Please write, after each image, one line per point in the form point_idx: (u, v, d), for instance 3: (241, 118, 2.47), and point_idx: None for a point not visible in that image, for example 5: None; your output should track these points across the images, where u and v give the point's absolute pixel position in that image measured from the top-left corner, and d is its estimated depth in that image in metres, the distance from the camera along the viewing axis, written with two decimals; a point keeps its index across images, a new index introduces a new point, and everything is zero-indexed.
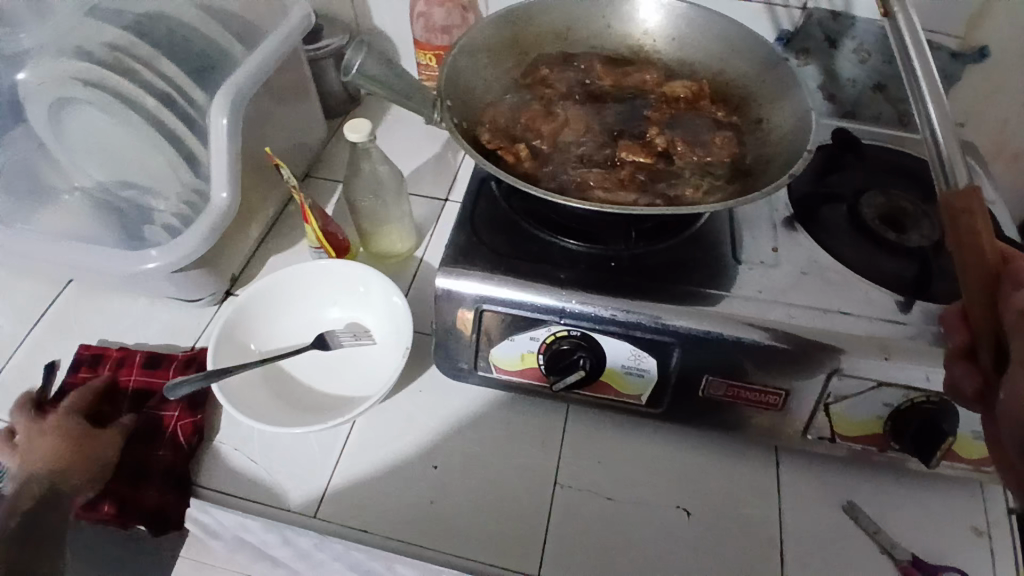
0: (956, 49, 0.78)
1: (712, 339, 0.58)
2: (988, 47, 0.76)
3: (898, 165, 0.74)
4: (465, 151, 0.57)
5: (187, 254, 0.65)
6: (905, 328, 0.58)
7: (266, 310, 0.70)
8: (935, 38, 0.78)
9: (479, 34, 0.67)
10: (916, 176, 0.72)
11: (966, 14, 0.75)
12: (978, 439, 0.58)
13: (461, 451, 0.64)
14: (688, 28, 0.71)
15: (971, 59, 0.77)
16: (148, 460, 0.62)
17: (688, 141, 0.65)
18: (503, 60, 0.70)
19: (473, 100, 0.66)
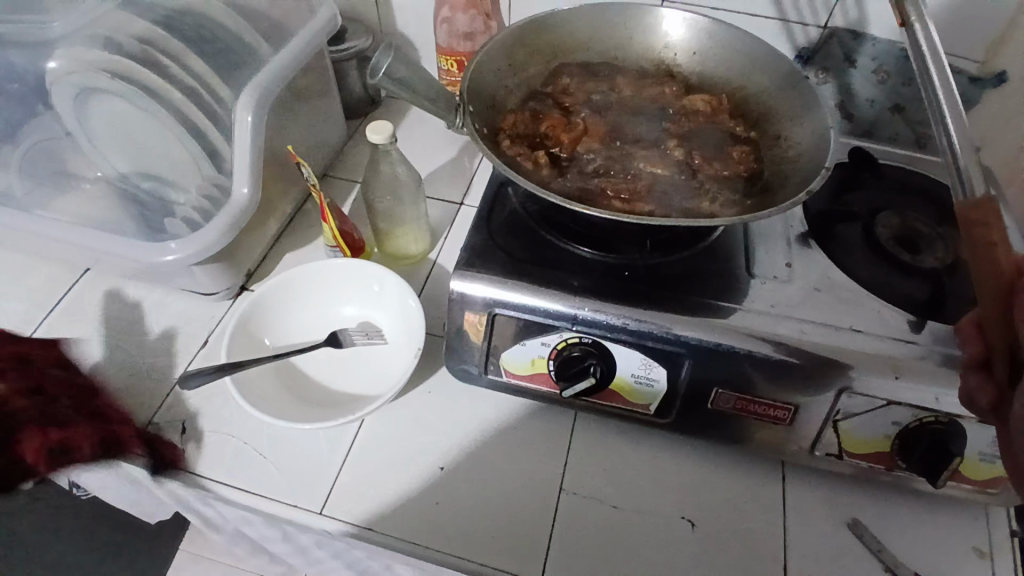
0: (974, 74, 0.79)
1: (722, 352, 0.58)
2: (1007, 72, 0.76)
3: (913, 186, 0.74)
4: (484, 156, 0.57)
5: (203, 248, 0.65)
6: (916, 347, 0.58)
7: (280, 305, 0.70)
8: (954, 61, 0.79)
9: (502, 41, 0.68)
10: (933, 197, 0.73)
11: (985, 37, 0.76)
12: (986, 462, 0.58)
13: (468, 453, 0.64)
14: (709, 43, 0.71)
15: (990, 84, 0.78)
16: (156, 442, 0.64)
17: (707, 155, 0.65)
18: (525, 67, 0.71)
19: (494, 106, 0.67)
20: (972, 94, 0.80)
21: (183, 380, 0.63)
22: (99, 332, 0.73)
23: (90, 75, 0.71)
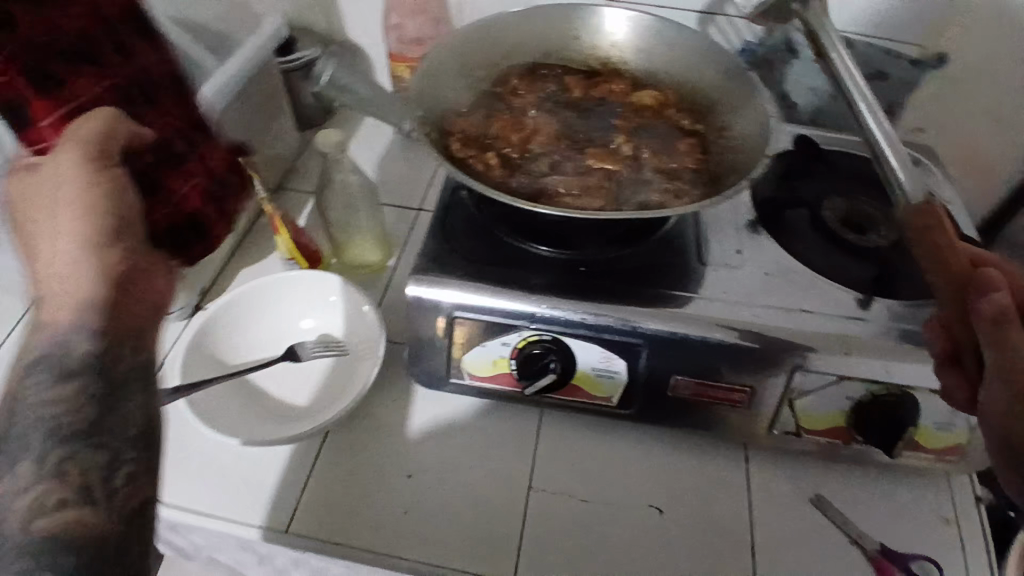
0: (915, 57, 0.79)
1: (678, 339, 0.59)
2: (946, 55, 0.78)
3: (857, 170, 0.76)
4: (434, 158, 0.58)
5: None
6: (864, 323, 0.60)
7: (235, 322, 0.69)
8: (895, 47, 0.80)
9: (450, 45, 0.68)
10: (876, 179, 0.75)
11: (926, 22, 0.77)
12: (941, 431, 0.60)
13: (436, 459, 0.64)
14: (653, 40, 0.73)
15: (931, 66, 0.79)
16: None
17: (656, 149, 0.67)
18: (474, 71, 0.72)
19: (443, 110, 0.68)
20: (914, 77, 0.80)
21: None
22: None
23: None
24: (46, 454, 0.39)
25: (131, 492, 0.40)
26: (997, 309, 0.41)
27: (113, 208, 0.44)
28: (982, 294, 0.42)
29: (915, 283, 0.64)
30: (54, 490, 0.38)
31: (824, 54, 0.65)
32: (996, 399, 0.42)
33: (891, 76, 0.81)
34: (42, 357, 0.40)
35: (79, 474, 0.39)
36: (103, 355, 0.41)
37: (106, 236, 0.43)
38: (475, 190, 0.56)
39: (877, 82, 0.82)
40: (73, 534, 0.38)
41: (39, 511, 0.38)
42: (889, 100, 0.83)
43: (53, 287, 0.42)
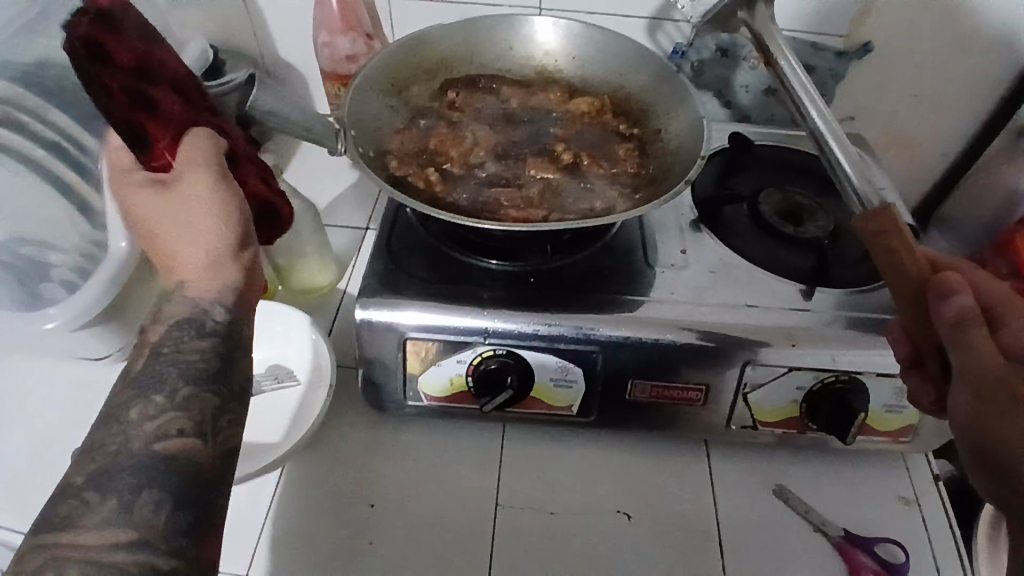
0: (841, 48, 0.82)
1: (632, 343, 0.60)
2: (871, 42, 0.80)
3: (793, 162, 0.78)
4: (370, 178, 0.56)
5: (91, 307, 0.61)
6: (809, 314, 0.62)
7: None
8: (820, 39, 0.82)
9: (379, 63, 0.67)
10: (811, 170, 0.77)
11: (848, 13, 0.79)
12: (891, 412, 0.62)
13: (399, 484, 0.63)
14: (587, 47, 0.73)
15: (857, 55, 0.81)
16: None
17: (595, 156, 0.67)
18: (408, 87, 0.71)
19: (379, 129, 0.66)
20: (841, 68, 0.83)
21: None
22: None
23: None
24: (174, 389, 0.41)
25: (239, 433, 0.42)
26: (958, 311, 0.43)
27: (241, 205, 0.46)
28: (942, 297, 0.44)
29: (852, 271, 0.66)
30: (177, 418, 0.40)
31: (772, 61, 0.66)
32: (964, 402, 0.44)
33: (819, 69, 0.83)
34: (185, 321, 0.44)
35: (201, 409, 0.41)
36: (240, 324, 0.46)
37: (243, 228, 0.46)
38: (416, 209, 0.54)
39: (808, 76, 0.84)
40: (188, 460, 0.39)
41: (160, 434, 0.39)
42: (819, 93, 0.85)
43: (200, 270, 0.45)
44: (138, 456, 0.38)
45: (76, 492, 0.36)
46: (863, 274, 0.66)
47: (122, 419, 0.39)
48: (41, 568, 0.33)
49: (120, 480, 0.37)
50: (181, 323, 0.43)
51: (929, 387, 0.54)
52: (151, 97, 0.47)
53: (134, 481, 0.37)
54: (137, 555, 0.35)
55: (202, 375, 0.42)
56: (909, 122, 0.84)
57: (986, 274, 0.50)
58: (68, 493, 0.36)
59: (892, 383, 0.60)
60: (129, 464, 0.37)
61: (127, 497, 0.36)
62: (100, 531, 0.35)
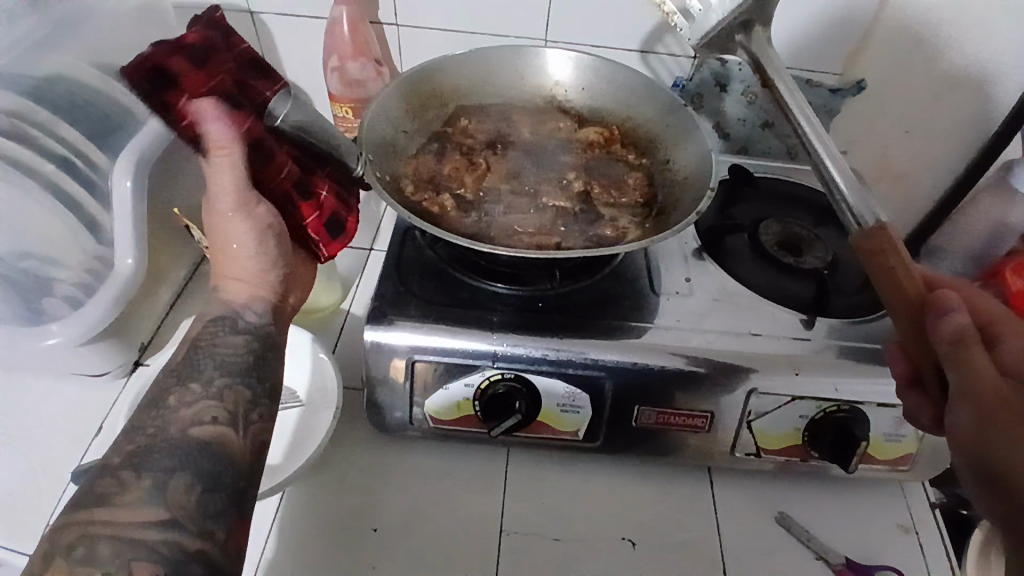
0: (836, 86, 0.86)
1: (639, 369, 0.60)
2: (865, 80, 0.85)
3: (790, 194, 0.80)
4: (387, 202, 0.57)
5: (92, 326, 0.61)
6: (810, 343, 0.63)
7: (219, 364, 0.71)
8: (816, 76, 0.88)
9: (395, 88, 0.68)
10: (808, 201, 0.80)
11: (840, 54, 0.86)
12: (891, 441, 0.63)
13: (403, 508, 0.62)
14: (597, 78, 0.75)
15: (852, 92, 0.86)
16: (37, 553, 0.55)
17: (605, 185, 0.69)
18: (422, 111, 0.72)
19: (394, 154, 0.67)
20: (836, 104, 0.87)
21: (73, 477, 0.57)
22: None
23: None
24: (210, 380, 0.48)
25: (264, 427, 0.48)
26: (957, 330, 0.43)
27: (268, 215, 0.54)
28: (940, 317, 0.45)
29: (851, 302, 0.68)
30: (211, 408, 0.46)
31: (768, 84, 0.66)
32: (961, 423, 0.43)
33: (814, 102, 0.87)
34: (220, 320, 0.51)
35: (232, 400, 0.47)
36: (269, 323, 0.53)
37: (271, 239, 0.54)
38: (431, 233, 0.55)
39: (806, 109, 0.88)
40: (220, 445, 0.44)
41: (197, 421, 0.45)
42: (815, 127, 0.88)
43: (236, 277, 0.53)
44: (179, 440, 0.43)
45: (114, 471, 0.41)
46: (860, 303, 0.68)
47: (163, 406, 0.45)
48: (77, 540, 0.38)
49: (158, 461, 0.42)
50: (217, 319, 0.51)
51: (928, 406, 0.55)
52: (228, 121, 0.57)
53: (170, 461, 0.42)
54: (169, 535, 0.39)
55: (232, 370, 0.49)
56: (901, 157, 0.87)
57: (987, 295, 0.51)
58: (105, 471, 0.41)
59: (891, 412, 0.62)
60: (167, 445, 0.43)
61: (161, 477, 0.41)
62: (137, 506, 0.39)
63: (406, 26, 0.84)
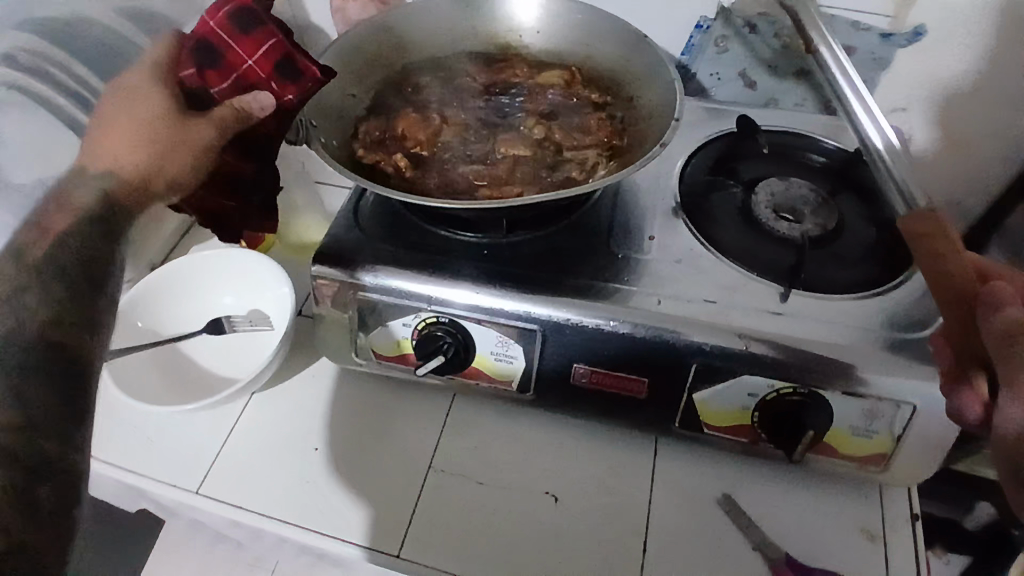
0: (886, 30, 0.72)
1: (574, 326, 0.58)
2: (923, 25, 0.70)
3: (800, 152, 0.72)
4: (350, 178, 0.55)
5: None
6: (775, 319, 0.57)
7: (186, 285, 0.71)
8: (863, 18, 0.72)
9: (350, 38, 0.69)
10: (826, 164, 0.71)
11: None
12: (859, 436, 0.57)
13: (345, 433, 0.66)
14: (555, 21, 0.74)
15: (906, 40, 0.71)
16: None
17: (565, 128, 0.67)
18: (377, 65, 0.72)
19: (343, 117, 0.68)
20: (886, 52, 0.73)
21: None
22: None
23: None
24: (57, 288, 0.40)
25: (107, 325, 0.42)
26: (1008, 325, 0.38)
27: (149, 112, 0.53)
28: (992, 310, 0.39)
29: (830, 274, 0.61)
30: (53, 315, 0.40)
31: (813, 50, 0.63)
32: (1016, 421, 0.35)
33: (858, 50, 0.74)
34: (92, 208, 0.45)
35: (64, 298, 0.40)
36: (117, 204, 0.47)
37: (152, 133, 0.52)
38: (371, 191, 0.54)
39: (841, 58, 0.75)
40: None
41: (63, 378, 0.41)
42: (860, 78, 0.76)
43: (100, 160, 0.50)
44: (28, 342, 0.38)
45: None
46: (853, 280, 0.61)
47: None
48: None
49: None
50: (66, 206, 0.45)
51: (978, 406, 0.43)
52: (251, 34, 0.63)
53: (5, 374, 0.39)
54: None
55: (71, 277, 0.41)
56: (963, 118, 0.74)
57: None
58: None
59: (859, 403, 0.55)
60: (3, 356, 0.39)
61: None
62: None
63: None
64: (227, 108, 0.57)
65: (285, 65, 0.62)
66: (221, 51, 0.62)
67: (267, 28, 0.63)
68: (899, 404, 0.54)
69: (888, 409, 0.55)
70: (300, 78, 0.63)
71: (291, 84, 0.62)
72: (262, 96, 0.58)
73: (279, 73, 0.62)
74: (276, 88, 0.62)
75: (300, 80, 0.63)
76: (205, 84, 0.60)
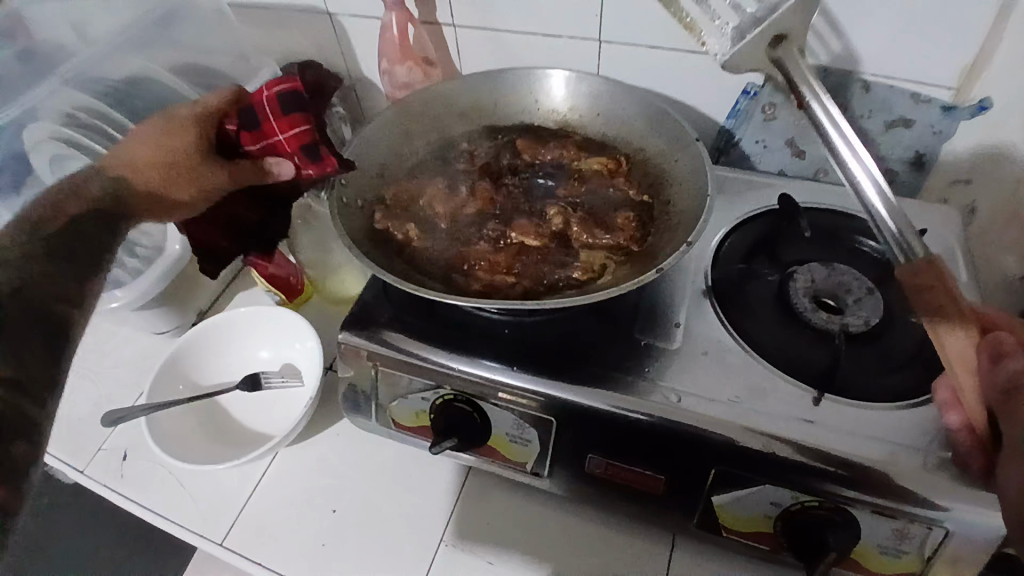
0: (949, 102, 0.68)
1: (590, 416, 0.57)
2: (989, 98, 0.65)
3: (840, 239, 0.69)
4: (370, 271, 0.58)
5: (133, 298, 0.72)
6: (800, 426, 0.54)
7: (225, 337, 0.74)
8: (925, 90, 0.68)
9: (404, 103, 0.77)
10: (869, 252, 0.68)
11: (958, 65, 0.65)
12: (889, 556, 0.53)
13: (363, 497, 0.67)
14: (599, 102, 0.78)
15: (969, 113, 0.67)
16: (89, 460, 0.71)
17: (587, 222, 0.70)
18: (430, 129, 0.80)
19: (379, 185, 0.74)
20: (947, 127, 0.69)
21: (107, 417, 0.69)
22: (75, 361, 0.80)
23: (49, 134, 0.74)
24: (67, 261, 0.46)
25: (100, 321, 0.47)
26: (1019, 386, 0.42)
27: (179, 148, 0.63)
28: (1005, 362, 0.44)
29: (866, 377, 0.58)
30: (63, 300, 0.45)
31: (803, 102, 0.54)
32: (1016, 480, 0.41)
33: (917, 124, 0.70)
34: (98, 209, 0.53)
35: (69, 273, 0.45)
36: (123, 204, 0.57)
37: (171, 165, 0.62)
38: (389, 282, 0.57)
39: (897, 130, 0.72)
40: None
41: None
42: (915, 152, 0.73)
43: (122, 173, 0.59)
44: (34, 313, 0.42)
45: None
46: (893, 387, 0.58)
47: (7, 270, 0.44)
48: None
49: None
50: (79, 195, 0.53)
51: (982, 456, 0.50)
52: (291, 110, 0.68)
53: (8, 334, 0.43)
54: None
55: (76, 256, 0.47)
56: None
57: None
58: None
59: (889, 523, 0.52)
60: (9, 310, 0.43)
61: None
62: None
63: (462, 27, 0.83)
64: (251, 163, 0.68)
65: (310, 148, 0.68)
66: (262, 118, 0.69)
67: (306, 111, 0.69)
68: (931, 528, 0.50)
69: (920, 531, 0.51)
70: (321, 163, 0.67)
71: (311, 164, 0.67)
72: (284, 165, 0.68)
73: (303, 152, 0.68)
74: (299, 163, 0.68)
75: (320, 164, 0.67)
76: (240, 139, 0.69)
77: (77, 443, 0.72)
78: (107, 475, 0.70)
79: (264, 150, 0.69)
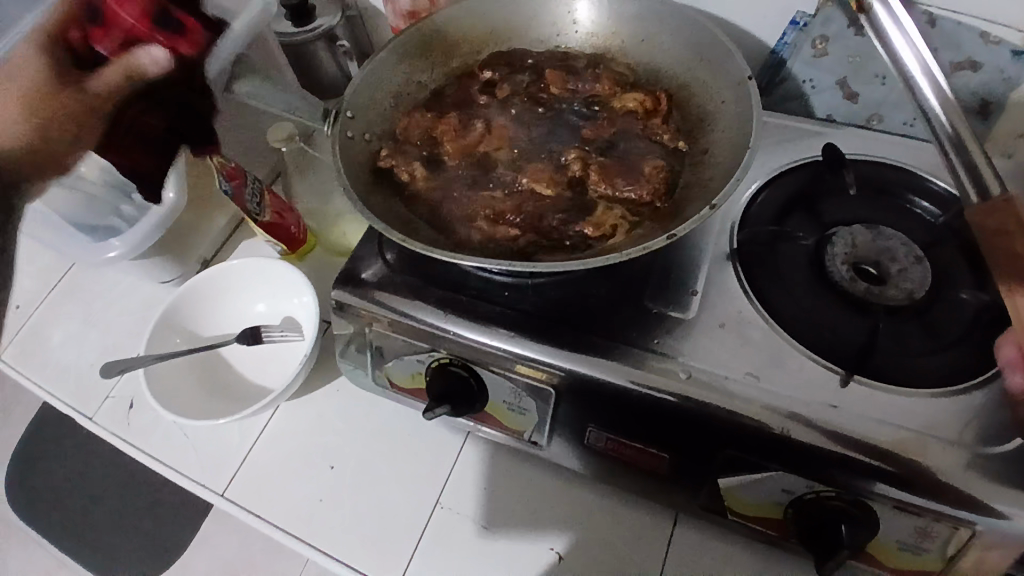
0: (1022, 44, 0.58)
1: (595, 388, 0.53)
2: None
3: (891, 198, 0.62)
4: (363, 215, 0.54)
5: (125, 247, 0.71)
6: (821, 409, 0.49)
7: (223, 289, 0.73)
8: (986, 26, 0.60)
9: (422, 29, 0.70)
10: (916, 215, 0.60)
11: None
12: (907, 552, 0.49)
13: (361, 456, 0.66)
14: (640, 26, 0.70)
15: None
16: (98, 406, 0.72)
17: (607, 171, 0.62)
18: (447, 58, 0.73)
19: (386, 121, 0.68)
20: (1019, 71, 0.59)
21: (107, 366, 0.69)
22: (85, 308, 0.80)
23: None
24: None
25: None
26: None
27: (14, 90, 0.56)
28: None
29: (906, 355, 0.52)
30: None
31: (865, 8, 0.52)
32: None
33: (986, 67, 0.60)
34: None
35: None
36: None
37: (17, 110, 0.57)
38: (384, 233, 0.52)
39: (963, 73, 0.61)
40: None
41: None
42: (982, 100, 0.61)
43: None
44: None
45: None
46: (930, 368, 0.52)
47: None
48: None
49: None
50: None
51: None
52: None
53: None
54: None
55: None
56: None
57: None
58: None
59: (911, 520, 0.47)
60: None
61: None
62: None
63: None
64: (118, 66, 0.61)
65: (168, 20, 0.63)
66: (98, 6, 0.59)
67: None
68: (957, 527, 0.46)
69: (944, 531, 0.47)
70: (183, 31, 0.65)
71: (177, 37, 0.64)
72: (154, 49, 0.62)
73: (161, 25, 0.63)
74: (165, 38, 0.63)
75: (186, 33, 0.65)
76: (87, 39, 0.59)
77: (88, 388, 0.73)
78: (114, 422, 0.71)
79: (132, 38, 0.61)
